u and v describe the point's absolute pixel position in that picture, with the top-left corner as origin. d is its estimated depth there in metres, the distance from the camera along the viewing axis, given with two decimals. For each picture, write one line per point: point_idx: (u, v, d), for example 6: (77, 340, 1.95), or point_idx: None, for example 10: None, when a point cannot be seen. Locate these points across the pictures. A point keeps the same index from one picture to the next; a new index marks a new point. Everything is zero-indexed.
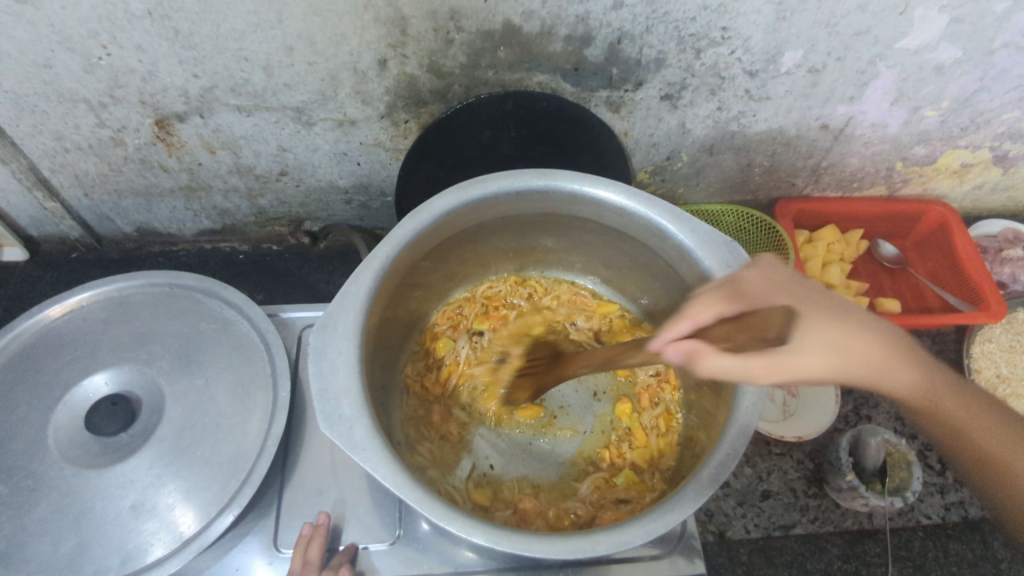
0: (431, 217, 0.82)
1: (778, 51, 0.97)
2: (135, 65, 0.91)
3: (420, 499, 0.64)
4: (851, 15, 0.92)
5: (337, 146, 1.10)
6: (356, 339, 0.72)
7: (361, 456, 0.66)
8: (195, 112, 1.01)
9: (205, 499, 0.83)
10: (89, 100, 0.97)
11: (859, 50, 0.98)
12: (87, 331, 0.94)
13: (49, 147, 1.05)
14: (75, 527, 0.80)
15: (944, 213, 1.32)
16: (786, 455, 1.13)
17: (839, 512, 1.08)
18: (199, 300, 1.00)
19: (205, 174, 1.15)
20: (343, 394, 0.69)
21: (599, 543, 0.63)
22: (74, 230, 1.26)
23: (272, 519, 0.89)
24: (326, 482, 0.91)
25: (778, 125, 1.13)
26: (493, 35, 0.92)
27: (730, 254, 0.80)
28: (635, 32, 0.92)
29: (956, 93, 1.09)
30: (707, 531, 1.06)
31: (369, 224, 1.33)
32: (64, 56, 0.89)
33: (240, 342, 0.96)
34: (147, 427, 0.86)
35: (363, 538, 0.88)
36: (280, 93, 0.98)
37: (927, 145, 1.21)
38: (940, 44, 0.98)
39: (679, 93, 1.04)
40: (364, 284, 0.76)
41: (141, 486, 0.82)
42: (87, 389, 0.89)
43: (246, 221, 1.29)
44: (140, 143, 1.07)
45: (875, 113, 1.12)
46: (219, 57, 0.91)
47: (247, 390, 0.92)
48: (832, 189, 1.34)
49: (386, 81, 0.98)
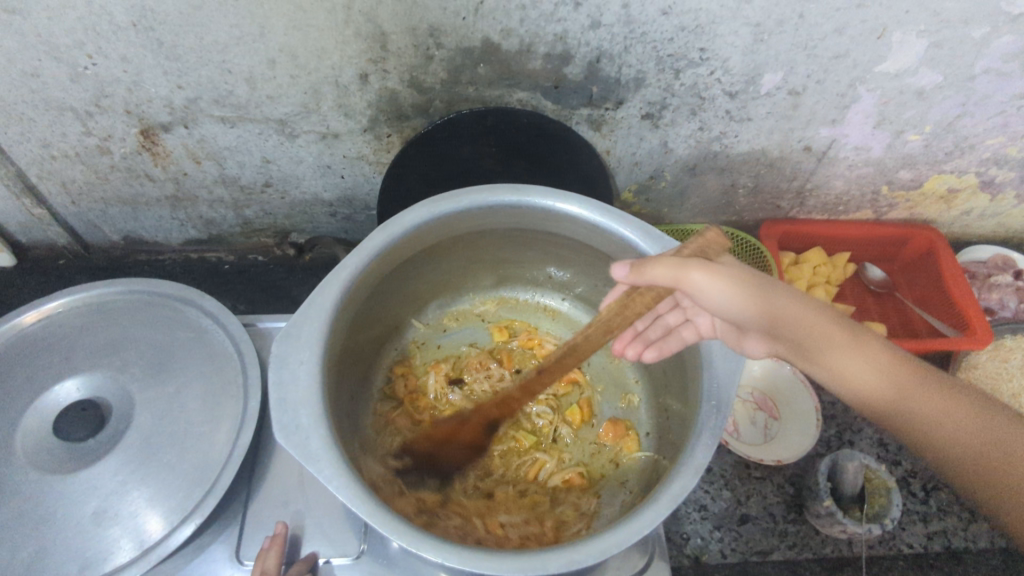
0: (402, 229, 0.82)
1: (757, 72, 0.98)
2: (120, 75, 0.93)
3: (374, 512, 0.64)
4: (829, 38, 0.92)
5: (320, 158, 1.11)
6: (319, 349, 0.72)
7: (316, 467, 0.65)
8: (179, 122, 1.02)
9: (168, 507, 0.83)
10: (75, 108, 0.98)
11: (839, 73, 0.98)
12: (63, 336, 0.95)
13: (37, 154, 1.07)
14: (36, 532, 0.79)
15: (931, 238, 1.32)
16: (765, 479, 1.11)
17: (818, 539, 1.06)
18: (176, 308, 1.00)
19: (191, 184, 1.16)
20: (302, 405, 0.69)
21: (552, 561, 0.62)
22: (62, 237, 1.27)
23: (236, 530, 0.88)
24: (293, 493, 0.91)
25: (761, 146, 1.14)
26: (473, 52, 0.93)
27: None
28: (613, 51, 0.93)
29: (939, 118, 1.09)
30: (682, 555, 1.04)
31: (354, 237, 1.34)
32: (50, 65, 0.91)
33: (214, 351, 0.96)
34: (115, 434, 0.86)
35: (326, 551, 0.87)
36: (263, 105, 0.99)
37: (912, 170, 1.21)
38: (920, 69, 0.99)
39: (660, 113, 1.05)
40: (330, 295, 0.76)
41: (105, 492, 0.82)
42: (58, 394, 0.89)
43: (232, 231, 1.30)
44: (126, 152, 1.08)
45: (858, 136, 1.12)
46: (202, 68, 0.92)
47: (218, 399, 0.92)
48: (818, 211, 1.33)
49: (368, 96, 0.99)
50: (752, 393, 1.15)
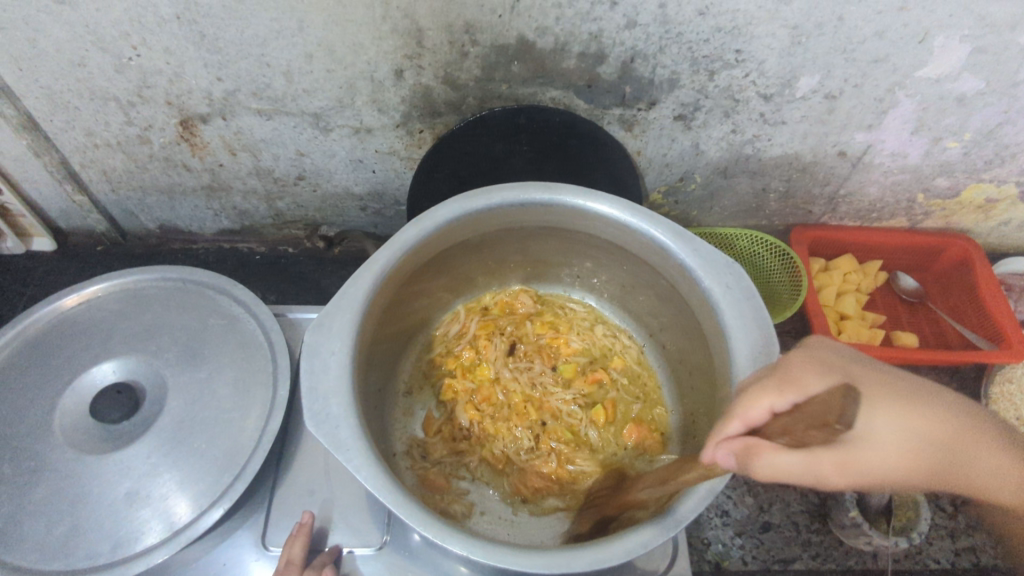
0: (434, 224, 0.83)
1: (793, 75, 0.97)
2: (163, 66, 0.95)
3: (400, 503, 0.65)
4: (869, 41, 0.91)
5: (353, 153, 1.12)
6: (351, 340, 0.74)
7: (344, 456, 0.66)
8: (218, 114, 1.04)
9: (198, 491, 0.84)
10: (118, 98, 1.01)
11: (877, 77, 0.97)
12: (100, 320, 0.97)
13: (80, 142, 1.10)
14: (72, 510, 0.82)
15: (967, 248, 1.29)
16: (789, 487, 1.10)
17: (842, 550, 1.04)
18: (210, 296, 1.02)
19: (227, 175, 1.18)
20: (332, 394, 0.70)
21: (576, 559, 0.62)
22: (100, 224, 1.31)
23: (262, 516, 0.90)
24: (318, 482, 0.92)
25: (795, 150, 1.12)
26: (508, 50, 0.93)
27: (732, 276, 0.79)
28: (648, 51, 0.93)
29: (980, 125, 1.07)
30: (703, 561, 1.03)
31: (383, 232, 1.35)
32: (96, 55, 0.93)
33: (245, 339, 0.98)
34: (148, 417, 0.88)
35: (349, 541, 0.88)
36: (300, 98, 1.01)
37: (950, 177, 1.19)
38: (962, 74, 0.97)
39: (692, 114, 1.04)
40: (363, 287, 0.77)
41: (138, 474, 0.84)
42: (95, 375, 0.91)
43: (264, 222, 1.32)
44: (165, 142, 1.10)
45: (895, 142, 1.11)
46: (242, 61, 0.94)
47: (247, 387, 0.93)
48: (850, 218, 1.32)
49: (402, 91, 1.00)
50: None
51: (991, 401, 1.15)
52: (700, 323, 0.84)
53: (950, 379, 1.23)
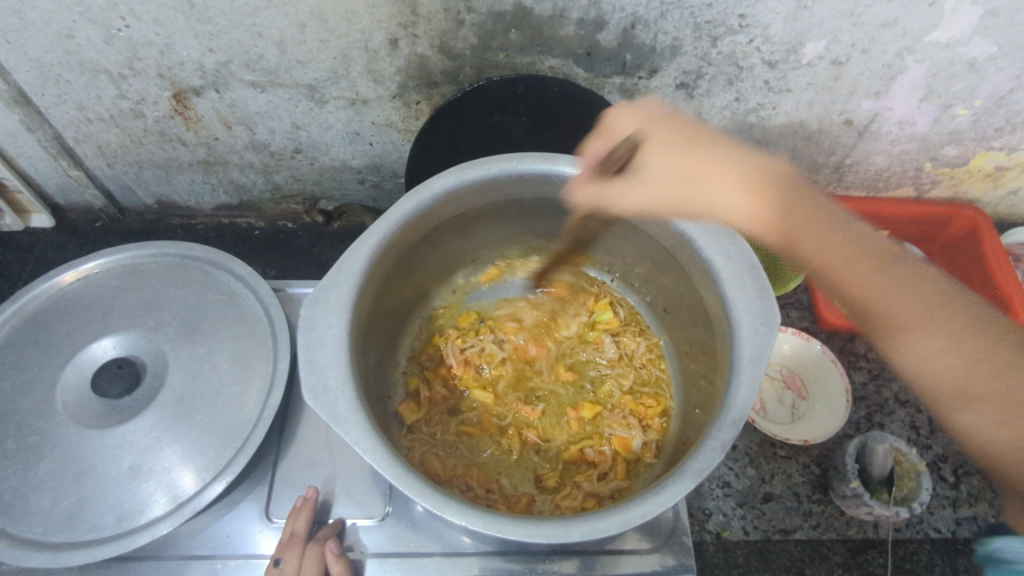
0: (431, 196, 0.81)
1: (798, 41, 0.94)
2: (153, 37, 0.93)
3: (399, 473, 0.65)
4: (877, 5, 0.88)
5: (349, 125, 1.11)
6: (348, 314, 0.73)
7: (342, 429, 0.66)
8: (211, 86, 1.02)
9: (201, 464, 0.85)
10: (110, 71, 0.99)
11: (886, 42, 0.94)
12: (99, 296, 0.97)
13: (73, 117, 1.08)
14: (76, 483, 0.82)
15: (974, 217, 1.27)
16: (791, 458, 1.10)
17: (843, 520, 1.05)
18: (209, 271, 1.02)
19: (222, 149, 1.17)
20: (329, 368, 0.69)
21: (574, 529, 0.63)
22: (97, 200, 1.30)
23: (266, 489, 0.91)
24: (320, 455, 0.93)
25: (799, 118, 1.10)
26: (505, 16, 0.91)
27: (733, 246, 0.78)
28: (649, 17, 0.90)
29: (991, 91, 1.04)
30: (704, 531, 1.04)
31: (381, 205, 1.34)
32: (84, 26, 0.91)
33: (244, 314, 0.98)
34: (149, 392, 0.88)
35: (353, 513, 0.89)
36: (294, 70, 0.99)
37: (958, 146, 1.16)
38: (973, 38, 0.94)
39: (695, 83, 1.02)
40: (359, 260, 0.76)
41: (140, 447, 0.84)
42: (95, 351, 0.92)
43: (262, 197, 1.31)
44: (159, 116, 1.09)
45: (903, 110, 1.08)
46: (233, 32, 0.92)
47: (248, 361, 0.93)
48: (856, 188, 1.29)
49: (398, 61, 0.98)
50: (780, 369, 1.13)
51: None
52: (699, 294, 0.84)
53: None
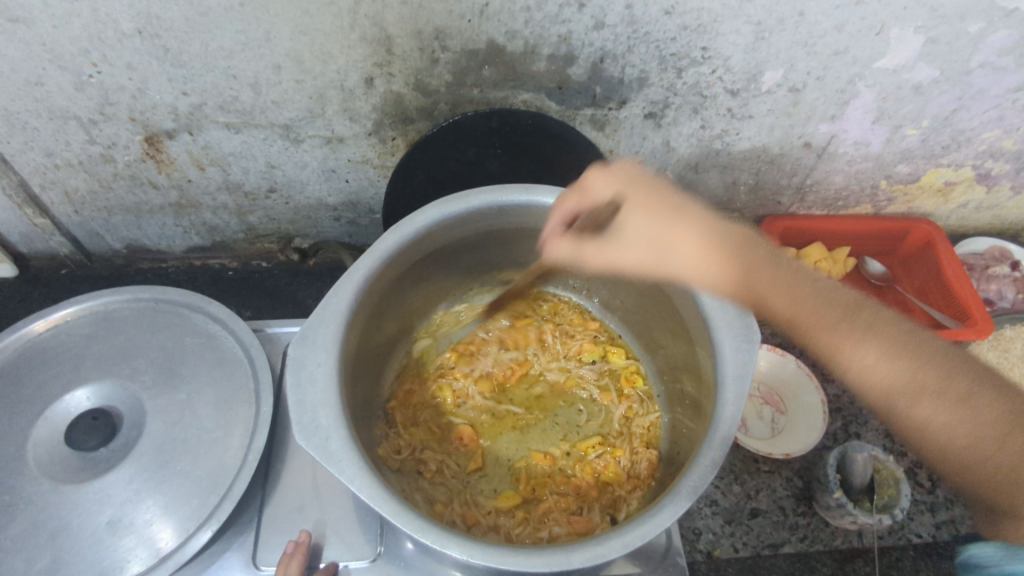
0: (414, 230, 0.82)
1: (757, 70, 0.99)
2: (125, 82, 0.93)
3: (397, 510, 0.64)
4: (829, 35, 0.94)
5: (325, 163, 1.11)
6: (336, 351, 0.73)
7: (337, 468, 0.65)
8: (184, 129, 1.02)
9: (184, 514, 0.82)
10: (79, 117, 0.98)
11: (838, 69, 1.00)
12: (71, 346, 0.94)
13: (40, 164, 1.06)
14: (51, 542, 0.79)
15: (929, 230, 1.33)
16: (774, 472, 1.12)
17: (828, 531, 1.07)
18: (185, 314, 1.00)
19: (195, 190, 1.16)
20: (320, 406, 0.69)
21: (575, 555, 0.63)
22: (63, 247, 1.27)
23: (252, 536, 0.88)
24: (308, 498, 0.91)
25: (762, 143, 1.15)
26: (478, 54, 0.93)
27: (710, 268, 0.80)
28: (617, 51, 0.94)
29: (936, 112, 1.10)
30: (695, 550, 1.04)
31: (357, 241, 1.34)
32: (54, 73, 0.90)
33: (224, 356, 0.96)
34: (127, 442, 0.85)
35: (343, 555, 0.87)
36: (269, 110, 0.99)
37: (910, 164, 1.23)
38: (918, 64, 1.00)
39: (663, 112, 1.06)
40: (344, 297, 0.76)
41: (119, 501, 0.81)
42: (68, 403, 0.89)
43: (236, 237, 1.30)
44: (130, 160, 1.08)
45: (857, 132, 1.14)
46: (207, 75, 0.92)
47: (230, 404, 0.92)
48: (818, 207, 1.35)
49: (373, 99, 0.99)
50: (758, 388, 1.15)
51: None
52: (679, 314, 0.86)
53: None
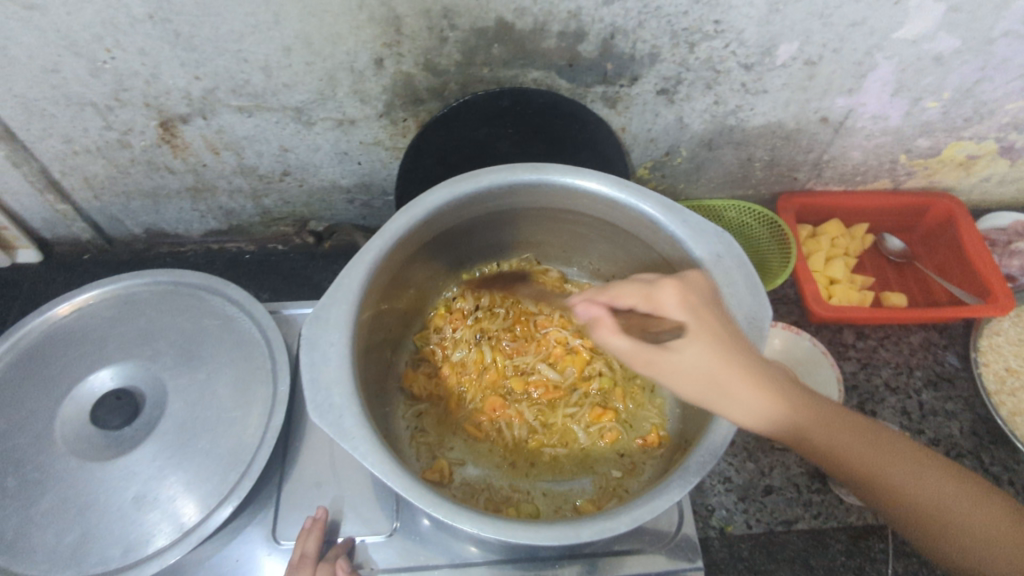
0: (424, 210, 0.82)
1: (772, 43, 0.97)
2: (138, 68, 0.94)
3: (410, 485, 0.65)
4: (845, 5, 0.91)
5: (337, 145, 1.12)
6: (348, 331, 0.74)
7: (350, 444, 0.67)
8: (198, 113, 1.03)
9: (206, 490, 0.84)
10: (95, 102, 0.99)
11: (855, 41, 0.98)
12: (94, 328, 0.97)
13: (59, 150, 1.08)
14: (80, 517, 0.82)
15: (949, 206, 1.31)
16: (788, 449, 1.12)
17: (843, 508, 1.07)
18: (203, 297, 1.02)
19: (211, 174, 1.17)
20: (333, 385, 0.70)
21: (584, 530, 0.64)
22: (85, 232, 1.29)
23: (272, 512, 0.91)
24: (325, 474, 0.93)
25: (777, 118, 1.13)
26: (487, 32, 0.93)
27: (721, 245, 0.80)
28: (627, 27, 0.93)
29: (958, 84, 1.08)
30: (708, 527, 1.05)
31: (371, 223, 1.35)
32: (69, 60, 0.92)
33: (242, 338, 0.98)
34: (149, 421, 0.88)
35: (361, 530, 0.89)
36: (280, 93, 1.00)
37: (930, 137, 1.20)
38: (938, 34, 0.97)
39: (675, 88, 1.05)
40: (356, 277, 0.77)
41: (144, 477, 0.84)
42: (93, 383, 0.91)
43: (252, 221, 1.32)
44: (146, 145, 1.09)
45: (875, 105, 1.12)
46: (219, 59, 0.93)
47: (248, 384, 0.93)
48: (835, 183, 1.33)
49: (383, 80, 0.99)
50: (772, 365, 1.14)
51: (980, 354, 1.19)
52: None
53: (939, 335, 1.25)
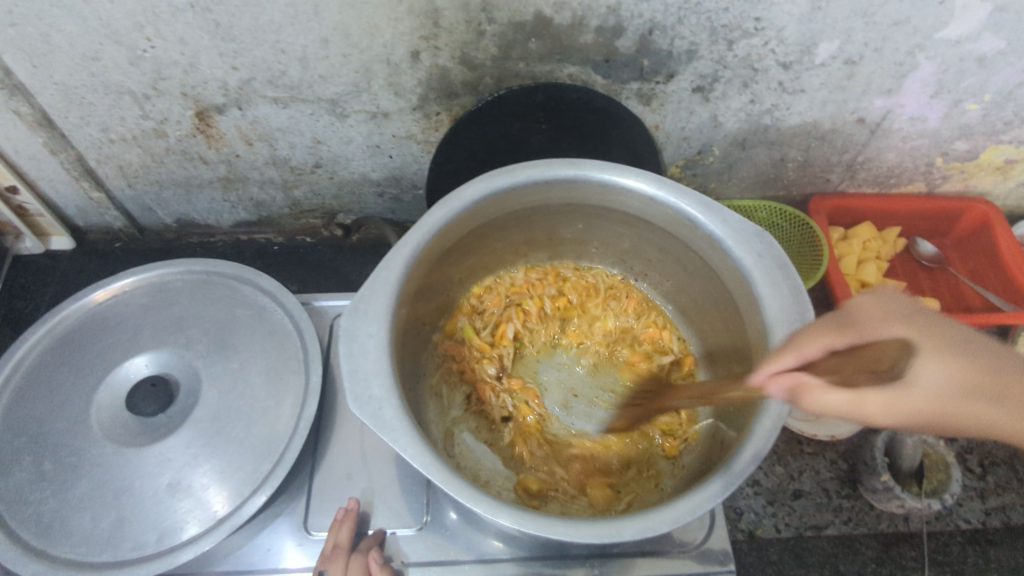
0: (461, 204, 0.82)
1: (813, 41, 0.96)
2: (177, 57, 0.94)
3: (448, 478, 0.65)
4: (889, 4, 0.90)
5: (370, 138, 1.12)
6: (386, 323, 0.73)
7: (389, 436, 0.67)
8: (234, 104, 1.03)
9: (239, 479, 0.85)
10: (134, 91, 1.00)
11: (897, 40, 0.96)
12: (129, 315, 0.97)
13: (96, 139, 1.10)
14: (116, 502, 0.82)
15: (986, 210, 1.29)
16: (818, 454, 1.10)
17: (873, 514, 1.05)
18: (236, 286, 1.02)
19: (243, 165, 1.18)
20: (372, 375, 0.70)
21: (624, 528, 0.63)
22: (117, 220, 1.31)
23: (302, 502, 0.91)
24: (356, 466, 0.93)
25: (813, 118, 1.12)
26: (525, 26, 0.92)
27: (763, 245, 0.79)
28: (666, 23, 0.92)
29: (1000, 85, 1.06)
30: (736, 530, 1.04)
31: (399, 217, 1.35)
32: (110, 48, 0.92)
33: (273, 328, 0.98)
34: (184, 409, 0.88)
35: (391, 523, 0.89)
36: (316, 85, 1.00)
37: (968, 140, 1.18)
38: (983, 34, 0.96)
39: (711, 86, 1.04)
40: (394, 269, 0.77)
41: (179, 465, 0.84)
42: (128, 370, 0.92)
43: (281, 213, 1.32)
44: (181, 135, 1.10)
45: (914, 107, 1.10)
46: (257, 49, 0.93)
47: (280, 374, 0.94)
48: (868, 185, 1.31)
49: (419, 74, 0.99)
50: None
51: None
52: (729, 292, 0.85)
53: None
